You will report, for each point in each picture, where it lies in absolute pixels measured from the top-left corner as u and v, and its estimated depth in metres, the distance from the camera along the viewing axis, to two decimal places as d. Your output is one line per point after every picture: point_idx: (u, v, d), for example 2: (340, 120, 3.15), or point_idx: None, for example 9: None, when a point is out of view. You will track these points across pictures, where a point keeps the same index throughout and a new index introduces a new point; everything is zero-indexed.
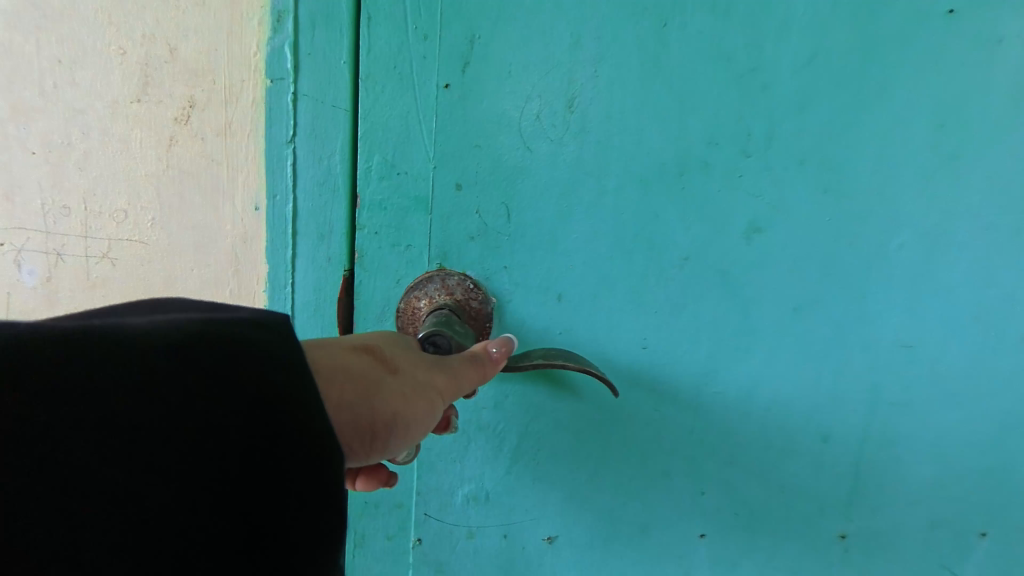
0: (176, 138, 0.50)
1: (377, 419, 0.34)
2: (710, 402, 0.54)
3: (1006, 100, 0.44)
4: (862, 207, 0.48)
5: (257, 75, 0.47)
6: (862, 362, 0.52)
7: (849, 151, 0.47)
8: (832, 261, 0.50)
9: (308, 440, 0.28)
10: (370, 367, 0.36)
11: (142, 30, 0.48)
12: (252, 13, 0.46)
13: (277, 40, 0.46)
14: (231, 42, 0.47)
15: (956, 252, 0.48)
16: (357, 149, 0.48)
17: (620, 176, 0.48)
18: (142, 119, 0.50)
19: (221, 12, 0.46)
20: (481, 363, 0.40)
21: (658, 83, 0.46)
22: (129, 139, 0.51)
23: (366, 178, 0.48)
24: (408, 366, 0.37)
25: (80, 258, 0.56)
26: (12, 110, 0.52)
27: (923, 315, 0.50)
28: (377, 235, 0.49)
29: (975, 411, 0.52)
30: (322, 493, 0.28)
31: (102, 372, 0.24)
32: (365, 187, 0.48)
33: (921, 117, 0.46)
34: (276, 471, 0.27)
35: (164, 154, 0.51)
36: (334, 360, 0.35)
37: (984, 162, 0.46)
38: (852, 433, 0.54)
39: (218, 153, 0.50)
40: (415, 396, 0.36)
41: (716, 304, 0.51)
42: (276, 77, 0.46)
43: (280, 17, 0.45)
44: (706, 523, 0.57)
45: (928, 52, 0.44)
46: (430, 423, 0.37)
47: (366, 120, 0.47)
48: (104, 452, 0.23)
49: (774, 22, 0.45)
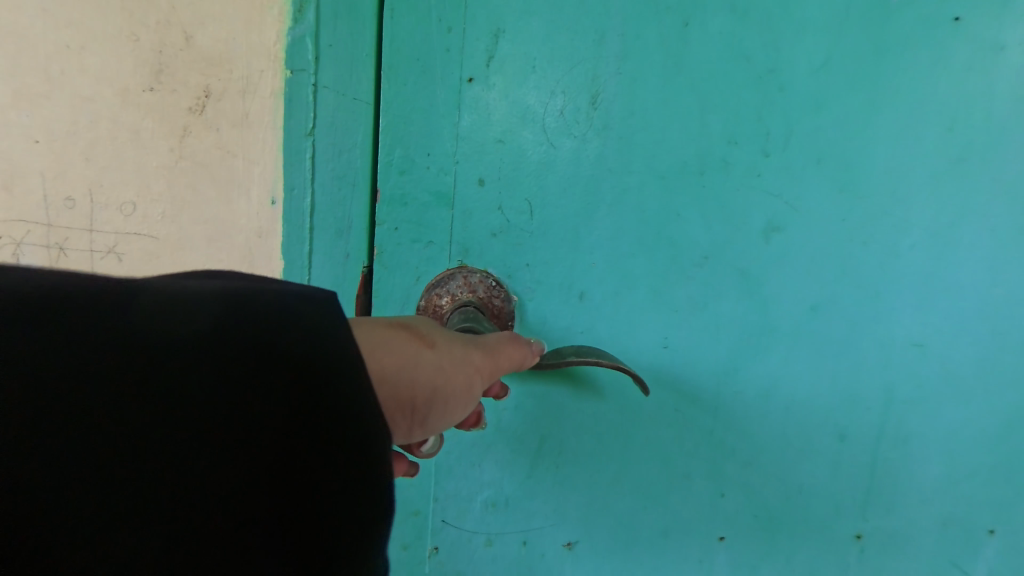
0: (190, 128, 0.49)
1: (416, 393, 0.33)
2: (729, 402, 0.53)
3: (1011, 103, 0.46)
4: (877, 207, 0.49)
5: (276, 65, 0.46)
6: (878, 361, 0.52)
7: (864, 152, 0.48)
8: (848, 260, 0.50)
9: (347, 414, 0.27)
10: (409, 342, 0.34)
11: (158, 17, 0.46)
12: (273, 3, 0.45)
13: (298, 30, 0.45)
14: (251, 32, 0.46)
15: (965, 250, 0.49)
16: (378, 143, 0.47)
17: (642, 174, 0.48)
18: (153, 108, 0.49)
19: (240, 0, 0.45)
20: (521, 345, 0.40)
21: (679, 81, 0.47)
22: (140, 129, 0.49)
23: (386, 172, 0.47)
24: (447, 341, 0.36)
25: (83, 253, 0.53)
26: (13, 96, 0.50)
27: (935, 313, 0.51)
28: (397, 230, 0.48)
29: (984, 408, 0.53)
30: (364, 472, 0.27)
31: (148, 340, 0.24)
32: (385, 181, 0.47)
33: (932, 120, 0.47)
34: (318, 444, 0.26)
35: (177, 145, 0.49)
36: (373, 335, 0.33)
37: (990, 163, 0.47)
38: (868, 432, 0.54)
39: (233, 145, 0.48)
40: (455, 370, 0.35)
41: (736, 303, 0.51)
42: (297, 68, 0.45)
43: (302, 7, 0.44)
44: (725, 526, 0.57)
45: (937, 56, 0.45)
46: (468, 398, 0.36)
47: (386, 112, 0.46)
48: (150, 418, 0.23)
49: (792, 23, 0.46)
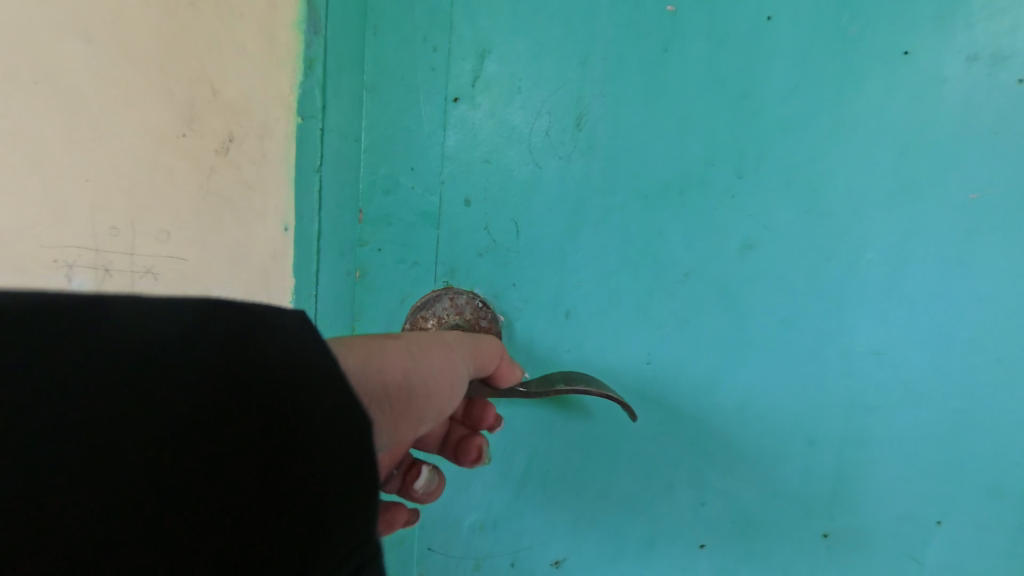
0: (216, 169, 0.47)
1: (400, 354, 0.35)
2: (710, 414, 0.55)
3: (955, 129, 0.49)
4: (840, 225, 0.52)
5: (288, 110, 0.44)
6: (842, 368, 0.55)
7: (828, 174, 0.51)
8: (815, 275, 0.53)
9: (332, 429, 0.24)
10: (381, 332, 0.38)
11: (184, 61, 0.45)
12: (287, 52, 0.43)
13: (308, 82, 0.43)
14: (269, 79, 0.44)
15: (917, 265, 0.53)
16: (364, 162, 0.48)
17: (626, 193, 0.49)
18: (180, 150, 0.47)
19: (264, 47, 0.44)
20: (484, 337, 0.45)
21: (661, 104, 0.48)
22: (161, 168, 0.47)
23: (371, 192, 0.48)
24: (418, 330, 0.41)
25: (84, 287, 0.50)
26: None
27: (893, 323, 0.54)
28: (381, 251, 0.50)
29: (938, 411, 0.56)
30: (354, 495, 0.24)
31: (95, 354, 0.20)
32: (370, 201, 0.48)
33: (885, 145, 0.50)
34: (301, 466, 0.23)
35: (203, 186, 0.47)
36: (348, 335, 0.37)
37: (938, 184, 0.51)
38: (834, 435, 0.57)
39: (252, 182, 0.46)
40: (429, 339, 0.39)
41: (716, 319, 0.53)
42: (307, 116, 0.43)
43: (309, 63, 0.43)
44: (706, 533, 0.58)
45: (890, 86, 0.49)
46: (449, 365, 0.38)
47: (370, 130, 0.47)
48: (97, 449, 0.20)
49: (763, 51, 0.48)
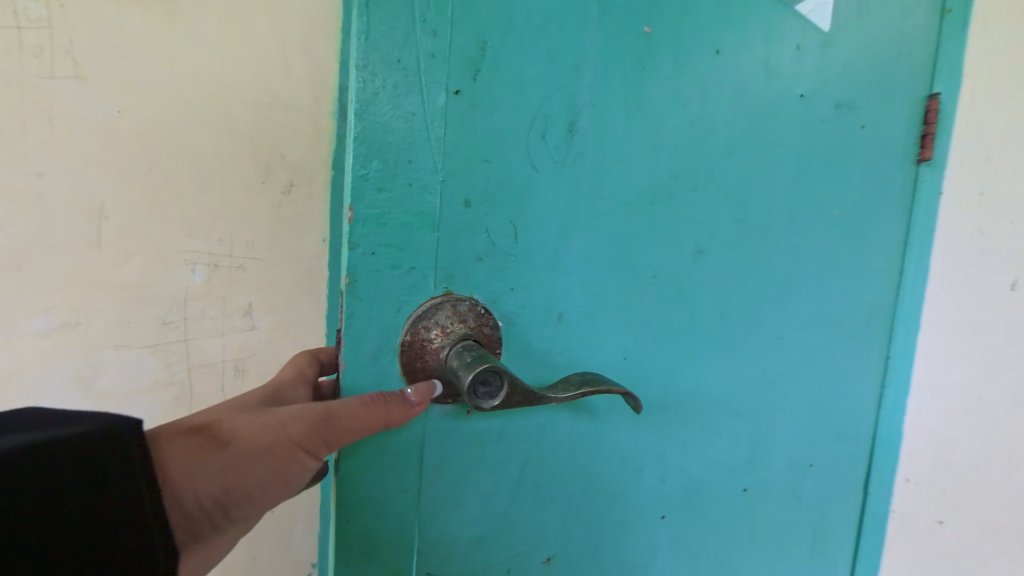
0: (281, 205, 0.69)
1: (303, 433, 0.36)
2: (675, 400, 0.61)
3: (846, 155, 0.61)
4: (774, 233, 0.61)
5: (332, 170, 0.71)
6: (778, 359, 0.64)
7: (764, 188, 0.60)
8: (755, 275, 0.61)
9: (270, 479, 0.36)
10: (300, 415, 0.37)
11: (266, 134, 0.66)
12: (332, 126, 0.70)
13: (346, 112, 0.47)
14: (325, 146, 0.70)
15: (830, 269, 0.63)
16: (355, 157, 0.43)
17: (610, 201, 0.53)
18: (257, 193, 0.67)
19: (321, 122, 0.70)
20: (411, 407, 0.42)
21: (637, 119, 0.53)
22: (245, 207, 0.67)
23: (361, 188, 0.44)
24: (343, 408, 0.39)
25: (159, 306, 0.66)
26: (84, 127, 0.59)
27: (816, 320, 0.64)
28: (373, 255, 0.45)
29: (851, 392, 0.67)
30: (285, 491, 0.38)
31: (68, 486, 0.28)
32: (360, 198, 0.44)
33: (805, 166, 0.60)
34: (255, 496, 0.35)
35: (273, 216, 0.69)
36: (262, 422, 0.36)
37: (838, 199, 0.62)
38: (776, 422, 0.65)
39: (301, 214, 0.70)
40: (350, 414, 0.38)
41: (678, 315, 0.59)
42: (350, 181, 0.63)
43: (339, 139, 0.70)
44: (670, 512, 0.64)
45: (808, 115, 0.59)
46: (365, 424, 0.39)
47: (361, 119, 0.43)
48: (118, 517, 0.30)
49: (715, 76, 0.55)
